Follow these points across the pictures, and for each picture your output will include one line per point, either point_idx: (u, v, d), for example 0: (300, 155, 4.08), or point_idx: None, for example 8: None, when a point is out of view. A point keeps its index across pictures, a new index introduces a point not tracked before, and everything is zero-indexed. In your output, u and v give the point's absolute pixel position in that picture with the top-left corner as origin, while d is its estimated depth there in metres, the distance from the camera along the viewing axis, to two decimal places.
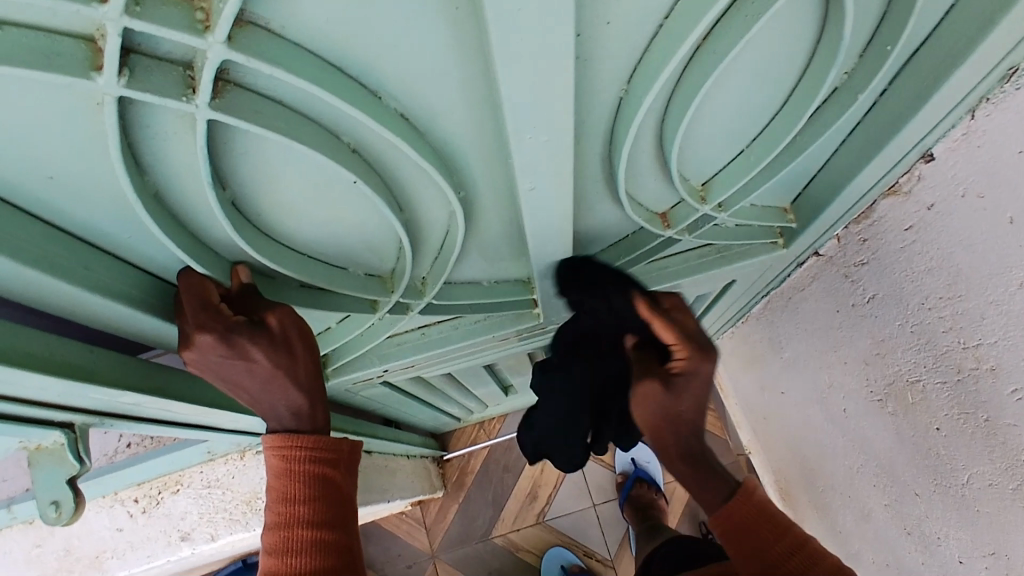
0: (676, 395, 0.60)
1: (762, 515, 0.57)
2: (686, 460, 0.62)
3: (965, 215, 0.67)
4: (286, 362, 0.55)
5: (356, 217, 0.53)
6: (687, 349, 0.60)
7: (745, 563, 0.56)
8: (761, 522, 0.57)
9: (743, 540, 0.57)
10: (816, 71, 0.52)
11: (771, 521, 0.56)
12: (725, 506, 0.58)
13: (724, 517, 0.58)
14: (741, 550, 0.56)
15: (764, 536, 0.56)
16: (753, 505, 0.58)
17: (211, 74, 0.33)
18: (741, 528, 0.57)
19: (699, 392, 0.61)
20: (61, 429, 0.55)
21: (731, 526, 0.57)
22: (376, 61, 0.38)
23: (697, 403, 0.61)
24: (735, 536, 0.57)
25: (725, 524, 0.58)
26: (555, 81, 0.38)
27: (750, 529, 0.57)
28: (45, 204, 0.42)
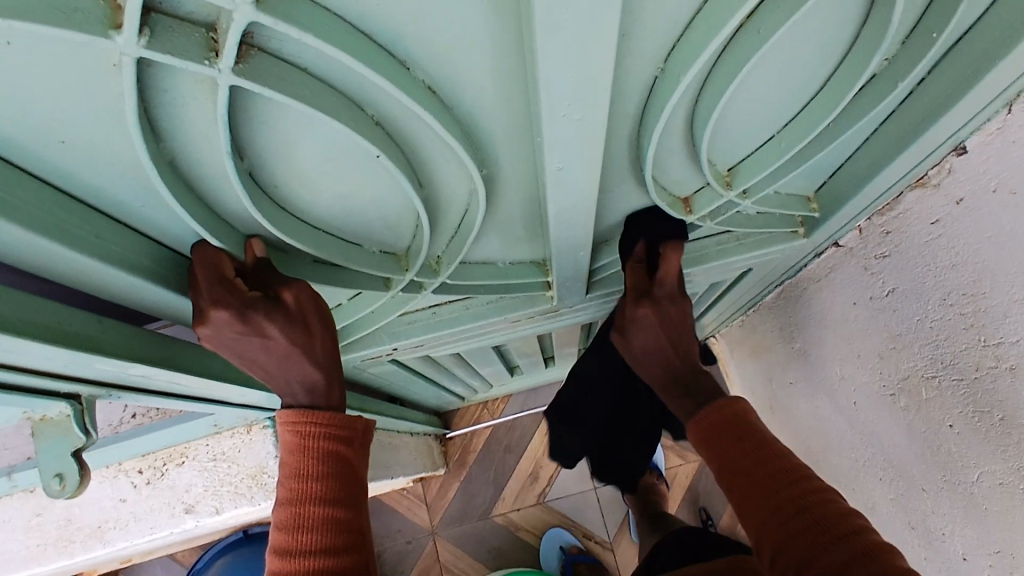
0: (631, 334, 0.71)
1: (741, 423, 0.57)
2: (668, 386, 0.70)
3: (995, 210, 0.65)
4: (302, 339, 0.54)
5: (375, 192, 0.52)
6: (633, 293, 0.70)
7: (717, 458, 0.56)
8: (737, 428, 0.56)
9: (717, 444, 0.57)
10: (857, 56, 0.50)
11: (748, 430, 0.56)
12: (703, 411, 0.59)
13: (695, 421, 0.59)
14: (716, 449, 0.56)
15: (735, 441, 0.56)
16: (731, 413, 0.58)
17: (236, 36, 0.31)
18: (720, 428, 0.57)
19: (654, 324, 0.69)
20: (67, 400, 0.54)
21: (705, 429, 0.58)
22: (407, 29, 0.36)
23: (656, 336, 0.70)
24: (710, 438, 0.57)
25: (701, 428, 0.59)
26: (593, 57, 0.36)
27: (721, 433, 0.57)
28: (56, 169, 0.40)
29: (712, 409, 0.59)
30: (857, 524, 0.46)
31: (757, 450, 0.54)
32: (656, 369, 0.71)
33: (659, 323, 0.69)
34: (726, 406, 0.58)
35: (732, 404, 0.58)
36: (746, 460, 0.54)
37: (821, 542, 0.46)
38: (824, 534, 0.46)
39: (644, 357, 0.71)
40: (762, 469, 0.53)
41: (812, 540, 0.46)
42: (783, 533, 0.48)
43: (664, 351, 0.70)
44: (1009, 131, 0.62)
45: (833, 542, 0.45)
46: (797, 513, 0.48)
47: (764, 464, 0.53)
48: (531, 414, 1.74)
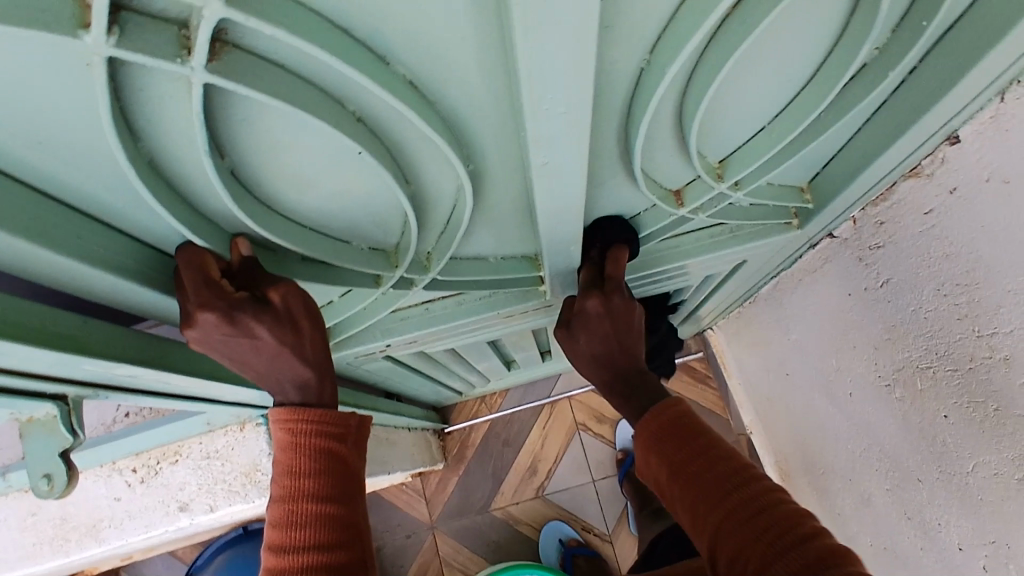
0: (577, 332, 0.66)
1: (682, 430, 0.55)
2: (620, 390, 0.64)
3: (989, 200, 0.65)
4: (291, 338, 0.53)
5: (361, 189, 0.51)
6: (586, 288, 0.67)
7: (660, 466, 0.54)
8: (674, 436, 0.55)
9: (659, 455, 0.55)
10: (846, 45, 0.50)
11: (690, 437, 0.54)
12: (642, 420, 0.58)
13: (639, 430, 0.58)
14: (657, 460, 0.55)
15: (674, 448, 0.54)
16: (673, 414, 0.57)
17: (207, 33, 0.30)
18: (661, 432, 0.56)
19: (602, 321, 0.65)
20: (53, 402, 0.53)
21: (648, 439, 0.56)
22: (385, 25, 0.35)
23: (603, 335, 0.65)
24: (651, 448, 0.56)
25: (643, 441, 0.57)
26: (574, 50, 0.35)
27: (663, 440, 0.55)
28: (34, 170, 0.40)
29: (653, 416, 0.57)
30: (808, 526, 0.44)
31: (697, 458, 0.52)
32: (600, 368, 0.66)
33: (607, 320, 0.65)
34: (663, 415, 0.57)
35: (671, 407, 0.57)
36: (689, 469, 0.52)
37: (773, 549, 0.44)
38: (779, 539, 0.44)
39: (591, 354, 0.66)
40: (705, 476, 0.51)
41: (765, 547, 0.44)
42: (736, 541, 0.46)
43: (608, 349, 0.65)
44: (1002, 119, 0.61)
45: (786, 548, 0.44)
46: (747, 518, 0.47)
47: (705, 471, 0.51)
48: (529, 407, 1.74)
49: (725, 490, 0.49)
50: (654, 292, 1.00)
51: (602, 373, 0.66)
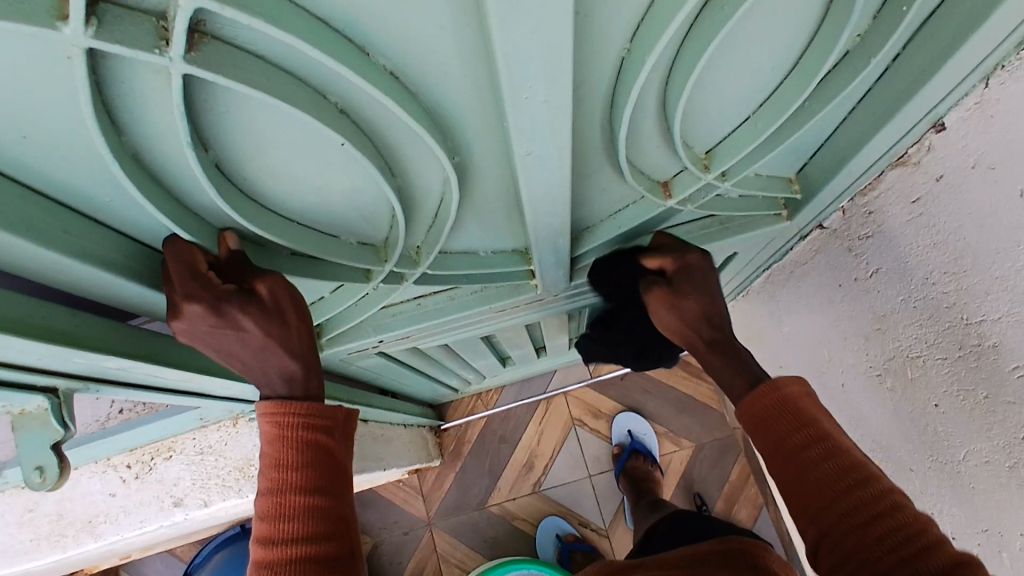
0: (683, 293, 0.71)
1: (790, 413, 0.56)
2: (720, 351, 0.68)
3: (976, 188, 0.65)
4: (278, 330, 0.54)
5: (348, 183, 0.52)
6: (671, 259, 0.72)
7: (770, 451, 0.56)
8: (790, 417, 0.56)
9: (770, 434, 0.56)
10: (828, 32, 0.50)
11: (801, 421, 0.55)
12: (751, 396, 0.59)
13: (749, 405, 0.59)
14: (768, 438, 0.56)
15: (788, 430, 0.55)
16: (781, 400, 0.57)
17: (184, 24, 0.31)
18: (770, 417, 0.57)
19: (693, 283, 0.71)
20: (44, 394, 0.54)
21: (758, 414, 0.58)
22: (364, 14, 0.36)
23: (700, 294, 0.71)
24: (761, 425, 0.57)
25: (750, 415, 0.58)
26: (554, 36, 0.35)
27: (773, 420, 0.56)
28: (18, 163, 0.40)
29: (762, 393, 0.58)
30: (931, 535, 0.45)
31: (814, 448, 0.53)
32: (695, 328, 0.71)
33: (694, 280, 0.72)
34: (780, 391, 0.58)
35: (777, 389, 0.58)
36: (803, 456, 0.53)
37: (891, 556, 0.45)
38: (897, 546, 0.45)
39: (694, 313, 0.71)
40: (819, 467, 0.52)
41: (880, 551, 0.46)
42: (846, 540, 0.48)
43: (706, 305, 0.71)
44: (986, 105, 0.62)
45: (901, 555, 0.45)
46: (863, 519, 0.48)
47: (820, 463, 0.52)
48: (526, 403, 1.75)
49: (839, 485, 0.50)
50: None
51: (696, 332, 0.71)
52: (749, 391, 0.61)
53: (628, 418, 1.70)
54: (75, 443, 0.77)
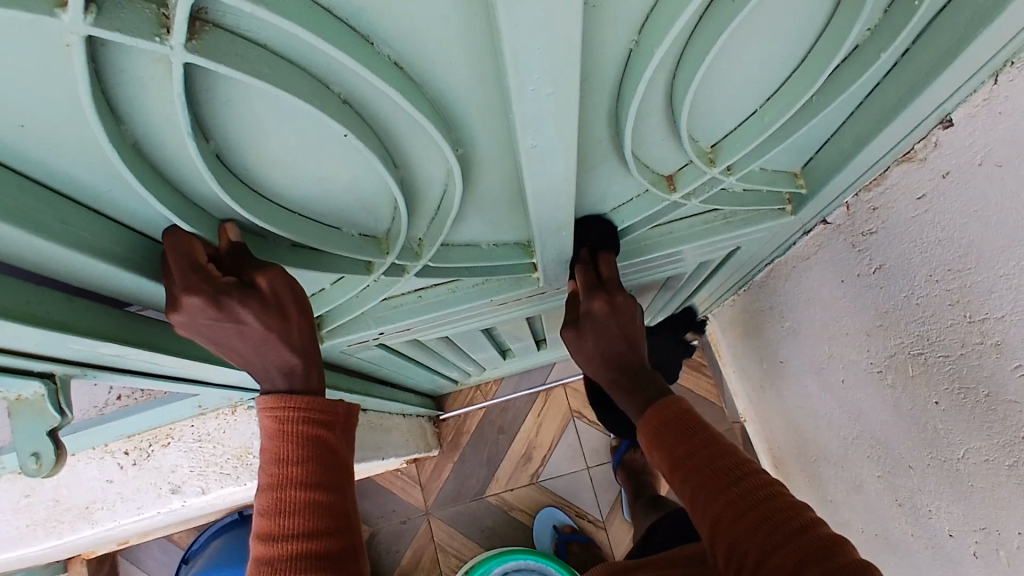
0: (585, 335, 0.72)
1: (684, 421, 0.58)
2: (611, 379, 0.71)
3: (982, 184, 0.64)
4: (278, 324, 0.53)
5: (350, 174, 0.51)
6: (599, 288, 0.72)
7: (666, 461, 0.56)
8: (682, 426, 0.57)
9: (667, 445, 0.57)
10: (838, 25, 0.49)
11: (693, 427, 0.57)
12: (648, 413, 0.61)
13: (643, 423, 0.60)
14: (665, 449, 0.57)
15: (681, 439, 0.56)
16: (675, 412, 0.59)
17: (184, 12, 0.30)
18: (664, 428, 0.58)
19: (612, 315, 0.71)
20: (41, 380, 0.53)
21: (655, 429, 0.59)
22: (368, 4, 0.35)
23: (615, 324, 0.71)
24: (659, 437, 0.58)
25: (648, 431, 0.60)
26: (560, 28, 0.35)
27: (670, 431, 0.58)
28: (15, 153, 0.39)
29: (659, 410, 0.60)
30: (806, 517, 0.46)
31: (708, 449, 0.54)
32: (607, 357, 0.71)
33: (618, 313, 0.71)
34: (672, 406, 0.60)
35: (670, 404, 0.60)
36: (694, 460, 0.54)
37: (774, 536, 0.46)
38: (779, 526, 0.46)
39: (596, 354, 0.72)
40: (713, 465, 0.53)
41: (762, 531, 0.46)
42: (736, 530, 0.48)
43: (616, 342, 0.71)
44: (995, 102, 0.61)
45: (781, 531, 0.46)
46: (747, 508, 0.48)
47: (712, 462, 0.53)
48: (524, 394, 1.75)
49: (732, 483, 0.51)
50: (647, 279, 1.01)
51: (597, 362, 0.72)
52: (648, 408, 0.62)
53: None
54: (73, 430, 0.77)
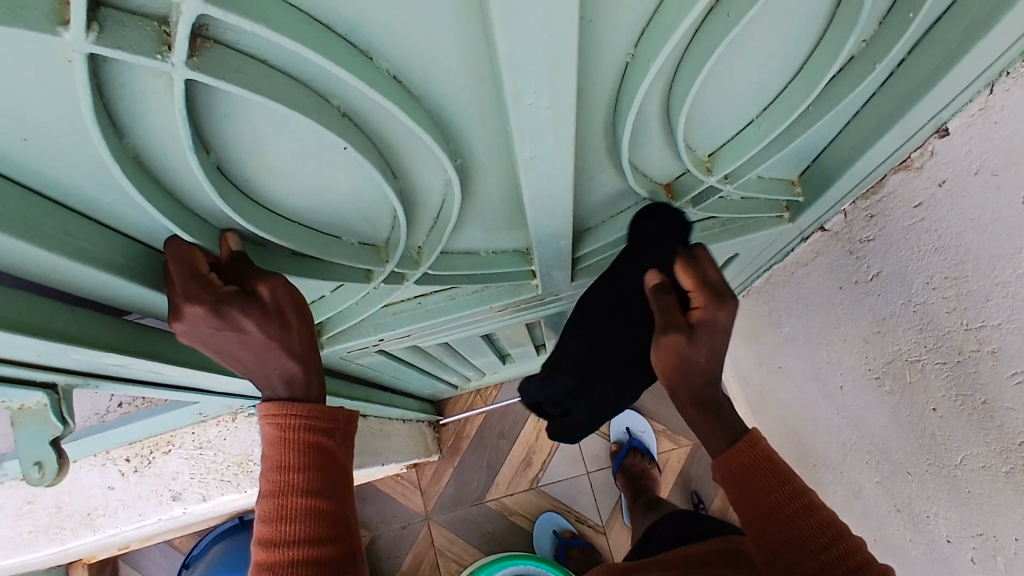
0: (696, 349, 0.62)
1: (766, 465, 0.58)
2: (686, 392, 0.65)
3: (978, 193, 0.65)
4: (279, 333, 0.54)
5: (349, 184, 0.51)
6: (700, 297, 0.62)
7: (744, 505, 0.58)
8: (766, 472, 0.58)
9: (742, 487, 0.58)
10: (833, 37, 0.50)
11: (775, 477, 0.57)
12: (727, 453, 0.60)
13: (727, 459, 0.60)
14: (743, 494, 0.58)
15: (762, 486, 0.57)
16: (756, 457, 0.59)
17: (186, 30, 0.30)
18: (745, 471, 0.59)
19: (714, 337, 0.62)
20: (44, 390, 0.54)
21: (735, 471, 0.59)
22: (367, 20, 0.35)
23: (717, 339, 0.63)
24: (738, 481, 0.59)
25: (726, 473, 0.60)
26: (556, 44, 0.35)
27: (751, 477, 0.58)
28: (18, 166, 0.40)
29: (739, 451, 0.60)
30: None
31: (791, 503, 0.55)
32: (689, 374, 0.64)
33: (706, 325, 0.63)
34: (757, 449, 0.59)
35: (754, 446, 0.60)
36: (775, 514, 0.55)
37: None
38: None
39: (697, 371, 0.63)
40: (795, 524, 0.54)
41: None
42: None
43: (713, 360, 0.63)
44: (991, 111, 0.61)
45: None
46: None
47: (797, 519, 0.54)
48: None
49: (815, 541, 0.52)
50: None
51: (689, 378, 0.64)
52: (722, 450, 0.62)
53: (627, 415, 1.70)
54: (74, 438, 0.77)
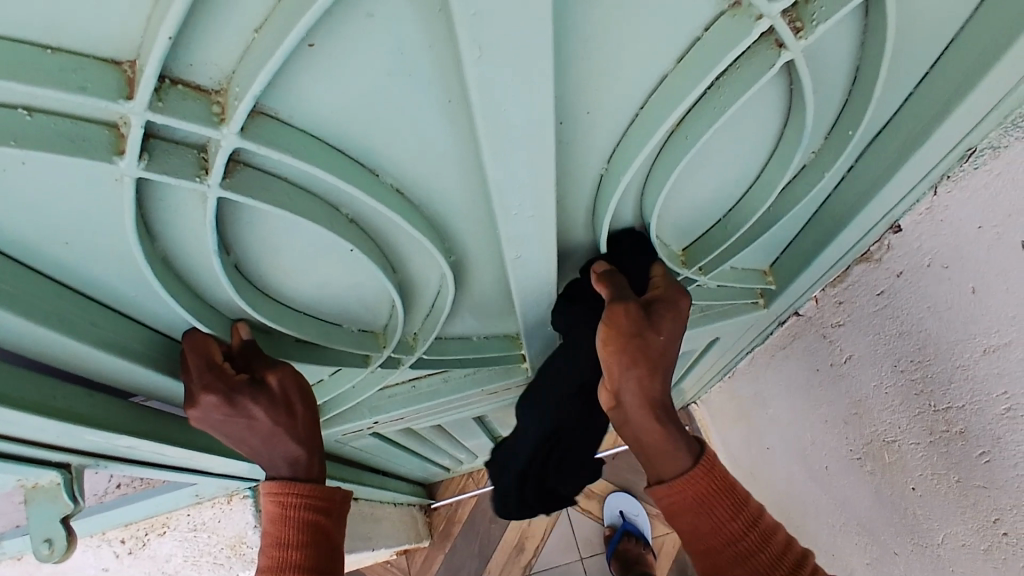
0: (657, 328, 0.58)
1: (722, 493, 0.57)
2: (626, 415, 0.60)
3: (931, 284, 0.70)
4: (285, 419, 0.57)
5: (351, 278, 0.56)
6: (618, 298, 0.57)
7: (700, 534, 0.57)
8: (723, 502, 0.57)
9: (692, 516, 0.57)
10: (782, 153, 0.56)
11: (733, 504, 0.56)
12: (682, 479, 0.58)
13: (681, 485, 0.58)
14: (701, 526, 0.57)
15: (719, 516, 0.56)
16: (713, 481, 0.57)
17: (223, 159, 0.36)
18: (700, 499, 0.57)
19: (657, 334, 0.58)
20: (57, 469, 0.57)
21: (688, 500, 0.57)
22: (374, 146, 0.41)
23: (674, 336, 0.60)
24: (695, 510, 0.57)
25: (679, 499, 0.58)
26: (536, 165, 0.41)
27: (707, 505, 0.57)
28: (59, 265, 0.45)
29: (691, 480, 0.57)
30: None
31: (750, 533, 0.55)
32: (628, 391, 0.58)
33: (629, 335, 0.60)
34: (713, 475, 0.58)
35: (709, 471, 0.58)
36: (736, 545, 0.55)
37: None
38: None
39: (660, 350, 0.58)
40: (755, 556, 0.54)
41: None
42: None
43: (656, 366, 0.59)
44: (937, 211, 0.66)
45: None
46: None
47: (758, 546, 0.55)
48: None
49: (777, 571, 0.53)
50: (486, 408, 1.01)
51: (627, 395, 0.59)
52: (681, 470, 0.58)
53: (619, 498, 1.69)
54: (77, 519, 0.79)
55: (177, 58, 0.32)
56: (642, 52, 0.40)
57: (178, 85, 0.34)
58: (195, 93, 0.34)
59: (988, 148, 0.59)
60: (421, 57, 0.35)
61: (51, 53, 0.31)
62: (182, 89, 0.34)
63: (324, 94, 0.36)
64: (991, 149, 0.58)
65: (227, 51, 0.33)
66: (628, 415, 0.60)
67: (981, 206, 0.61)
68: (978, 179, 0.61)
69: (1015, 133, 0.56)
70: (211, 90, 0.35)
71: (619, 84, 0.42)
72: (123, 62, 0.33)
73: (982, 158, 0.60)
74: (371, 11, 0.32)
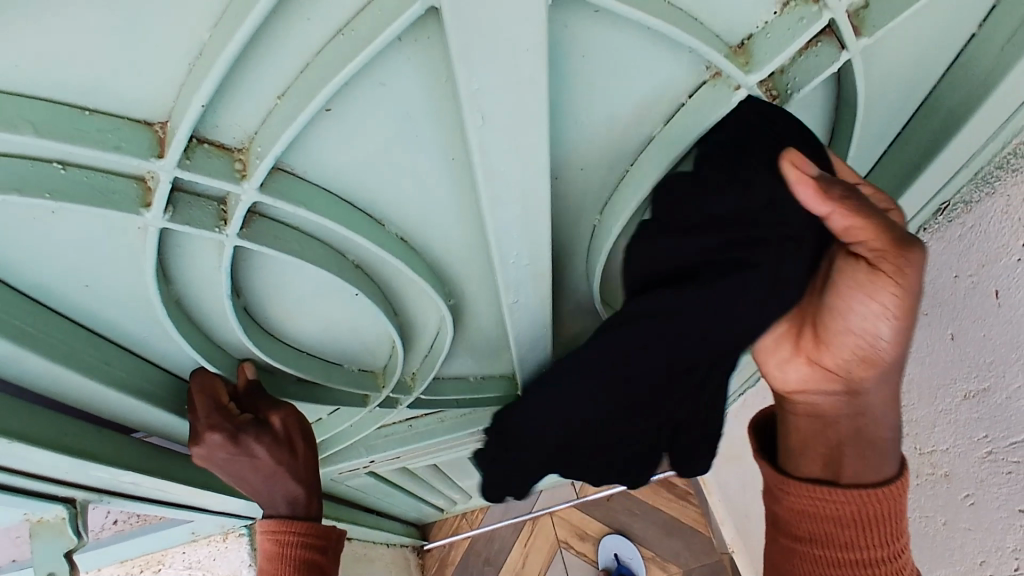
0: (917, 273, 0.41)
1: (888, 520, 0.47)
2: (857, 405, 0.48)
3: (912, 330, 0.72)
4: (288, 459, 0.58)
5: (355, 321, 0.59)
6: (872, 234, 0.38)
7: (825, 545, 0.48)
8: (877, 525, 0.47)
9: (830, 524, 0.48)
10: None
11: (888, 535, 0.47)
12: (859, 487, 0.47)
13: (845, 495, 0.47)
14: (832, 538, 0.48)
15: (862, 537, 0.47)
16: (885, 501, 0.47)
17: (241, 211, 0.39)
18: (858, 512, 0.47)
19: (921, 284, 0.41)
20: (63, 504, 0.58)
21: (839, 509, 0.47)
22: (380, 198, 0.44)
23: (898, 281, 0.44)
24: (831, 519, 0.48)
25: (829, 504, 0.48)
26: (533, 217, 0.44)
27: (856, 522, 0.47)
28: (76, 306, 0.47)
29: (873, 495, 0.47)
30: None
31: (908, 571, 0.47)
32: (877, 366, 0.45)
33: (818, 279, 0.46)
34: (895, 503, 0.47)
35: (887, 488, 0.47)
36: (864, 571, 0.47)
37: None
38: None
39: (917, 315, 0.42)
40: None
41: None
42: None
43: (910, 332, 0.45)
44: None
45: None
46: None
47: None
48: (511, 524, 1.73)
49: None
50: (450, 456, 1.02)
51: (863, 378, 0.46)
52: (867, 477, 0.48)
53: (615, 541, 1.67)
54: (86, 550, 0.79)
55: (204, 121, 0.35)
56: (630, 116, 0.43)
57: (204, 144, 0.37)
58: (219, 150, 0.37)
59: (960, 203, 0.62)
60: (427, 121, 0.38)
61: (88, 115, 0.34)
62: (208, 147, 0.37)
63: (338, 153, 0.39)
64: (962, 204, 0.62)
65: (250, 114, 0.36)
66: (850, 391, 0.47)
67: (958, 254, 0.64)
68: (953, 231, 0.64)
69: (985, 189, 0.59)
70: (234, 148, 0.37)
71: (611, 143, 0.45)
72: (155, 123, 0.36)
73: (954, 212, 0.63)
74: (383, 80, 0.35)
